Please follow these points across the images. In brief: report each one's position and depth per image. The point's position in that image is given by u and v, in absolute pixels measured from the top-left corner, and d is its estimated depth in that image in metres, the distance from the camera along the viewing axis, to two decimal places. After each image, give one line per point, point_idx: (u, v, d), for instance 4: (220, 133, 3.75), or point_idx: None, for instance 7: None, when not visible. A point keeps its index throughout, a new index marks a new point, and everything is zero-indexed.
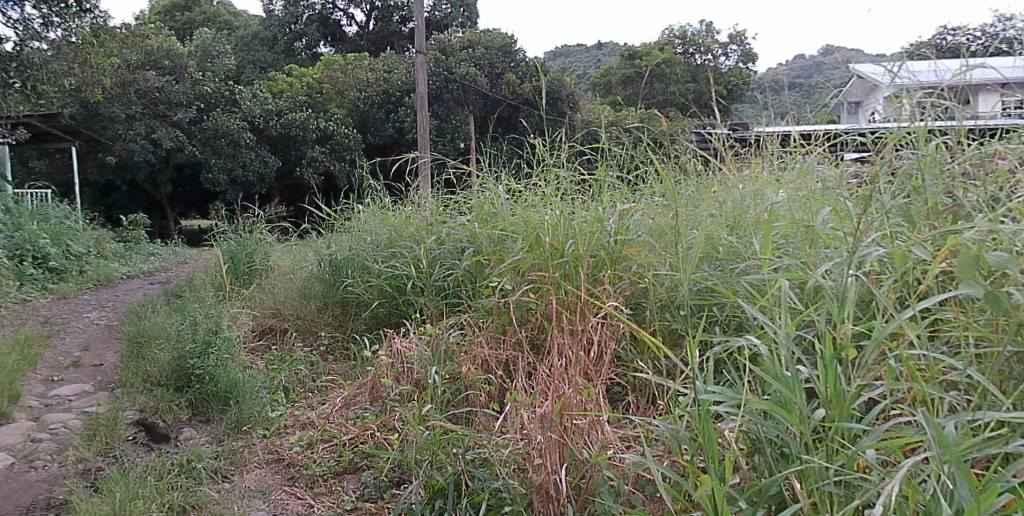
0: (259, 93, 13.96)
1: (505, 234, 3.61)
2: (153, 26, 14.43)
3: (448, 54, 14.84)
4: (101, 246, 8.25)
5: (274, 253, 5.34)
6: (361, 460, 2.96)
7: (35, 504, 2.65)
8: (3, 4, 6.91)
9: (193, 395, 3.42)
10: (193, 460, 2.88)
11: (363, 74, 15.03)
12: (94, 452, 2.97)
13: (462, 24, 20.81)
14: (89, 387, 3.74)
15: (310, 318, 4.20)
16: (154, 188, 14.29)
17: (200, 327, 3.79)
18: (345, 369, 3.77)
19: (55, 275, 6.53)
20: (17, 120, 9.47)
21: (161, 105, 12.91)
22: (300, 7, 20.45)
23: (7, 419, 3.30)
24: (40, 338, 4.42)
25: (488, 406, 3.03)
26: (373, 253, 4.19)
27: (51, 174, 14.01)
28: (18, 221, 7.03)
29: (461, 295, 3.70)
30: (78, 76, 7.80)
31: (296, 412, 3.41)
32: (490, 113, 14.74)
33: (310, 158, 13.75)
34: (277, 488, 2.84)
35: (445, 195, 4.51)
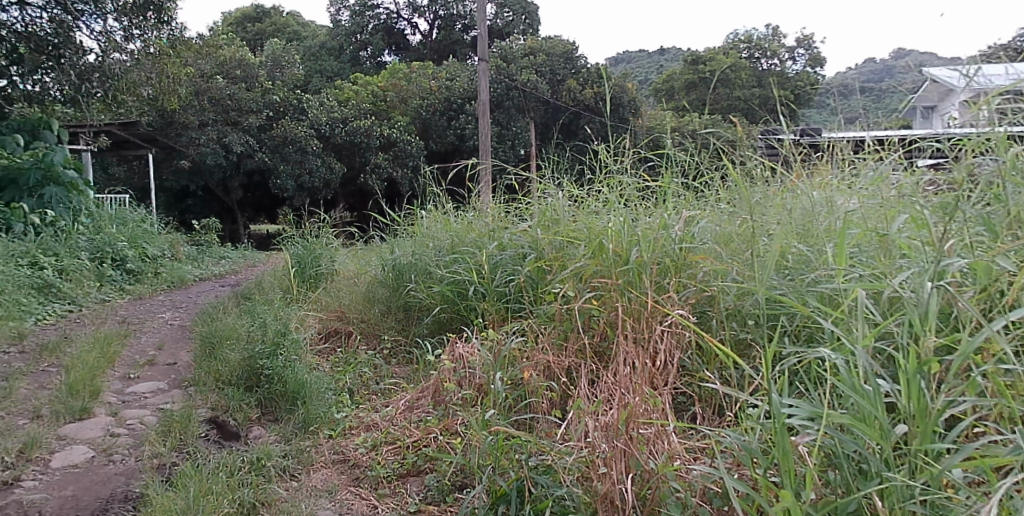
0: (326, 101, 14.28)
1: (568, 240, 3.59)
2: (226, 37, 15.00)
3: (510, 61, 14.99)
4: (175, 249, 8.55)
5: (339, 257, 5.43)
6: (425, 463, 2.98)
7: (113, 497, 2.76)
8: (87, 17, 7.26)
9: (262, 395, 3.51)
10: (262, 459, 2.96)
11: (426, 82, 15.26)
12: (169, 448, 3.08)
13: (524, 31, 20.94)
14: (164, 385, 3.87)
15: (374, 322, 4.27)
16: (224, 194, 14.77)
17: (270, 329, 3.88)
18: (407, 373, 3.81)
19: (133, 277, 6.78)
20: (99, 128, 9.86)
21: (232, 112, 13.46)
22: (366, 17, 20.94)
23: (89, 414, 3.44)
24: (119, 336, 4.61)
25: (551, 413, 3.02)
26: (436, 258, 4.21)
27: (128, 179, 14.64)
28: (99, 224, 7.54)
29: (523, 301, 3.68)
30: (156, 86, 8.12)
31: (361, 414, 3.46)
32: (551, 120, 14.76)
33: (374, 165, 14.00)
34: (343, 488, 2.89)
35: (507, 201, 4.51)
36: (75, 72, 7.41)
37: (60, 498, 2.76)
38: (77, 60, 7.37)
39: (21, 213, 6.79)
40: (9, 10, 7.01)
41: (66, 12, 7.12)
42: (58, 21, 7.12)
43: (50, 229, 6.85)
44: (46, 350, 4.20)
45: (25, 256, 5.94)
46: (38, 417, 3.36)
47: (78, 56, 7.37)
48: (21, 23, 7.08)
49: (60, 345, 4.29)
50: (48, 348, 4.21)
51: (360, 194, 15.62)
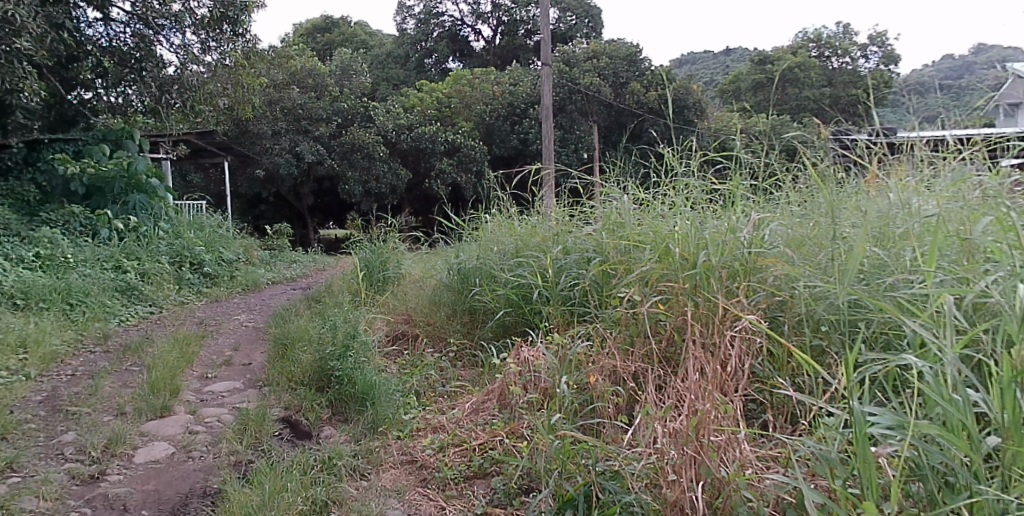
0: (392, 108, 14.53)
1: (633, 244, 3.55)
2: (297, 48, 15.51)
3: (573, 65, 14.97)
4: (250, 254, 8.84)
5: (406, 261, 5.50)
6: (491, 465, 3.00)
7: (193, 492, 2.87)
8: (166, 31, 7.63)
9: (332, 395, 3.59)
10: (334, 458, 3.02)
11: (489, 88, 15.39)
12: (245, 445, 3.19)
13: (587, 35, 20.89)
14: (240, 384, 4.01)
15: (440, 325, 4.31)
16: (295, 200, 15.20)
17: (340, 331, 3.97)
18: (473, 376, 3.84)
19: (210, 280, 7.03)
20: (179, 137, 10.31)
21: (304, 121, 13.93)
22: (431, 25, 21.29)
23: (169, 412, 3.58)
24: (198, 337, 4.78)
25: (617, 418, 3.00)
26: (500, 262, 4.23)
27: (206, 187, 15.24)
28: (178, 231, 7.76)
29: (588, 305, 3.65)
30: (231, 96, 8.41)
31: (428, 416, 3.49)
32: (615, 123, 14.68)
33: (438, 171, 14.19)
34: (411, 489, 2.93)
35: (571, 204, 4.49)
36: (156, 84, 7.78)
37: (143, 492, 2.88)
38: (158, 73, 7.74)
39: (106, 219, 7.17)
40: (95, 26, 7.48)
41: (147, 27, 7.53)
42: (139, 35, 7.53)
43: (133, 234, 7.20)
44: (130, 350, 4.39)
45: (110, 260, 6.23)
46: (122, 414, 3.52)
47: (158, 68, 7.73)
48: (106, 38, 7.55)
49: (144, 346, 4.48)
50: (132, 349, 4.40)
51: (425, 199, 15.84)
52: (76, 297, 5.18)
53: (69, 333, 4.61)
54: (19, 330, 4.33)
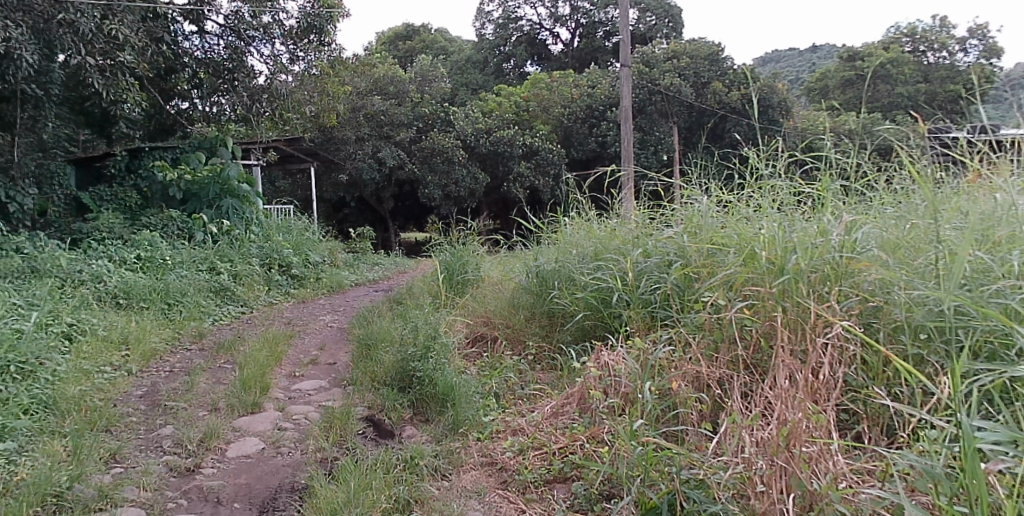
0: (472, 113, 14.70)
1: (717, 247, 3.47)
2: (380, 56, 15.94)
3: (652, 66, 14.75)
4: (335, 256, 9.09)
5: (485, 264, 5.54)
6: (572, 470, 2.98)
7: (282, 487, 2.97)
8: (257, 42, 7.95)
9: (414, 396, 3.65)
10: (416, 457, 3.07)
11: (567, 90, 15.24)
12: (331, 442, 3.28)
13: (667, 35, 20.54)
14: (325, 383, 4.12)
15: (519, 328, 4.31)
16: (377, 204, 15.57)
17: (421, 332, 4.03)
18: (552, 379, 3.83)
19: (297, 282, 7.26)
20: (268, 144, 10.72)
21: (386, 127, 14.31)
22: (509, 30, 21.45)
23: (259, 409, 3.71)
24: (286, 337, 4.95)
25: (701, 425, 2.95)
26: (580, 265, 4.18)
27: (293, 191, 15.79)
28: (267, 233, 8.04)
29: (670, 309, 3.57)
30: (316, 104, 8.67)
31: (507, 418, 3.49)
32: (696, 124, 14.39)
33: (517, 174, 14.24)
34: (491, 491, 2.94)
35: (651, 207, 4.41)
36: (247, 93, 8.06)
37: (236, 486, 3.00)
38: (249, 82, 8.03)
39: (201, 223, 7.53)
40: (191, 39, 7.84)
41: (239, 38, 7.84)
42: (232, 47, 7.86)
43: (226, 237, 7.52)
44: (223, 348, 4.58)
45: (204, 261, 6.53)
46: (216, 409, 3.67)
47: (250, 78, 8.03)
48: (201, 50, 7.91)
49: (235, 344, 4.67)
50: (225, 347, 4.60)
51: (503, 203, 15.91)
52: (173, 297, 5.44)
53: (167, 331, 4.85)
54: (123, 328, 4.58)
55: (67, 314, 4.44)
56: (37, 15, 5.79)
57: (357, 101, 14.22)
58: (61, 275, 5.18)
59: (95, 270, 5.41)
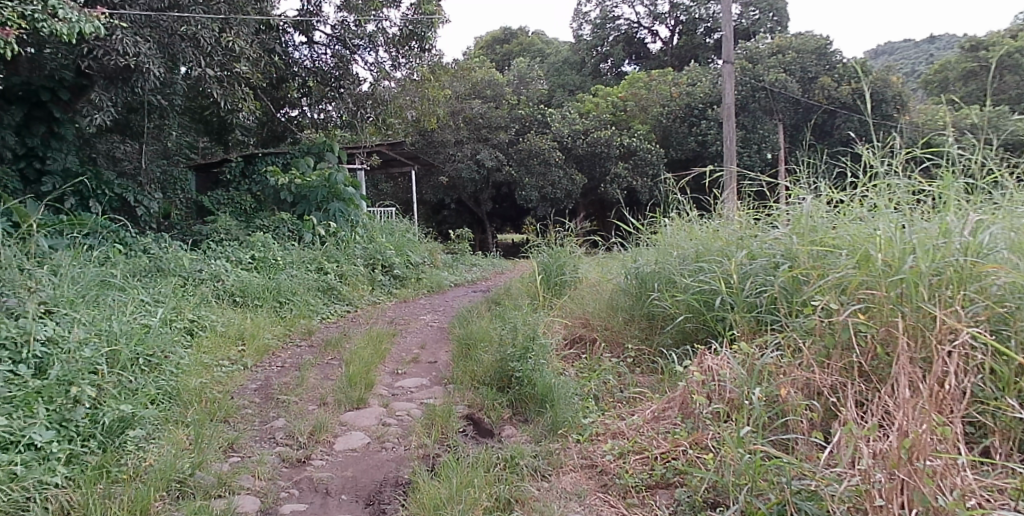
0: (569, 114, 14.71)
1: (828, 249, 3.31)
2: (479, 60, 16.25)
3: (756, 62, 14.28)
4: (434, 257, 9.28)
5: (583, 265, 5.51)
6: (674, 476, 2.91)
7: (387, 482, 3.06)
8: (362, 50, 8.21)
9: (513, 395, 3.68)
10: (516, 457, 3.08)
11: (666, 89, 14.95)
12: (433, 439, 3.35)
13: (771, 29, 19.79)
14: (427, 381, 4.21)
15: (618, 329, 4.26)
16: (475, 205, 15.81)
17: (520, 332, 4.03)
18: (652, 382, 3.77)
19: (399, 282, 7.45)
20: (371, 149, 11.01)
21: (483, 129, 14.63)
22: (607, 29, 21.25)
23: (365, 404, 3.83)
24: (389, 335, 5.09)
25: (812, 434, 2.84)
26: (680, 267, 4.07)
27: (395, 194, 16.25)
28: (371, 235, 8.30)
29: (777, 314, 3.43)
30: (417, 109, 8.88)
31: (607, 421, 3.44)
32: (802, 121, 13.83)
33: (614, 175, 14.10)
34: (591, 493, 2.92)
35: (756, 207, 4.26)
36: (352, 100, 8.50)
37: (343, 478, 3.11)
38: (353, 89, 8.44)
39: (310, 225, 7.86)
40: (300, 49, 8.19)
41: (345, 47, 8.14)
42: (338, 56, 8.19)
43: (332, 239, 7.81)
44: (330, 345, 4.77)
45: (312, 262, 6.81)
46: (325, 404, 3.82)
47: (355, 85, 8.41)
48: (309, 59, 8.28)
49: (342, 341, 4.84)
50: (332, 344, 4.78)
51: (600, 204, 15.79)
52: (285, 295, 5.71)
53: (278, 328, 5.09)
54: (239, 325, 4.84)
55: (189, 311, 4.73)
56: (163, 30, 6.20)
57: (456, 105, 14.55)
58: (183, 274, 5.52)
59: (214, 269, 5.74)
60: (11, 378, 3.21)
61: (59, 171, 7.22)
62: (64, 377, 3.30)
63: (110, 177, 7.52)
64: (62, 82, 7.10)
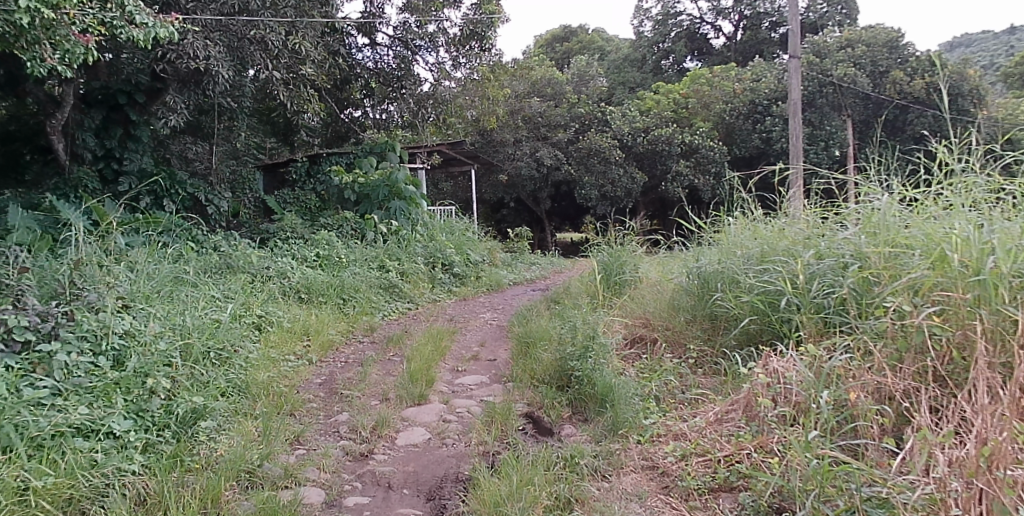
0: (629, 112, 14.57)
1: (901, 249, 3.19)
2: (539, 59, 16.31)
3: (824, 57, 13.86)
4: (494, 256, 9.32)
5: (644, 264, 5.47)
6: (738, 479, 2.85)
7: (447, 477, 3.10)
8: (423, 50, 8.32)
9: (573, 395, 3.67)
10: (576, 456, 3.07)
11: (729, 85, 14.60)
12: (493, 437, 3.37)
13: (840, 22, 19.18)
14: (487, 379, 4.24)
15: (679, 330, 4.20)
16: (535, 204, 15.82)
17: (580, 332, 4.02)
18: (715, 384, 3.70)
19: (458, 280, 7.51)
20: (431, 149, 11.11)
21: (543, 128, 14.71)
22: (669, 26, 20.97)
23: (426, 400, 3.88)
24: (449, 332, 5.15)
25: (883, 440, 2.76)
26: (744, 267, 3.98)
27: (455, 192, 16.41)
28: (432, 233, 8.39)
29: (846, 315, 3.32)
30: (477, 107, 8.95)
31: (669, 422, 3.40)
32: (872, 117, 13.37)
33: (675, 173, 13.92)
34: (652, 495, 2.88)
35: (824, 206, 4.13)
36: (414, 100, 8.61)
37: (405, 472, 3.16)
38: (415, 89, 8.56)
39: (372, 223, 8.00)
40: (363, 50, 8.35)
41: (407, 48, 8.27)
42: (400, 56, 8.29)
43: (394, 237, 7.93)
44: (392, 342, 4.85)
45: (375, 260, 6.94)
46: (387, 400, 3.88)
47: (416, 85, 8.54)
48: (372, 60, 8.42)
49: (404, 338, 4.92)
50: (394, 341, 4.86)
51: (660, 203, 15.60)
52: (348, 292, 5.82)
53: (342, 324, 5.20)
54: (304, 320, 4.96)
55: (257, 307, 4.88)
56: (232, 34, 6.38)
57: (515, 105, 14.64)
58: (252, 271, 5.70)
59: (280, 267, 5.90)
60: (92, 370, 3.36)
61: (134, 172, 7.57)
62: (141, 369, 3.45)
63: (182, 177, 7.81)
64: (138, 86, 7.39)
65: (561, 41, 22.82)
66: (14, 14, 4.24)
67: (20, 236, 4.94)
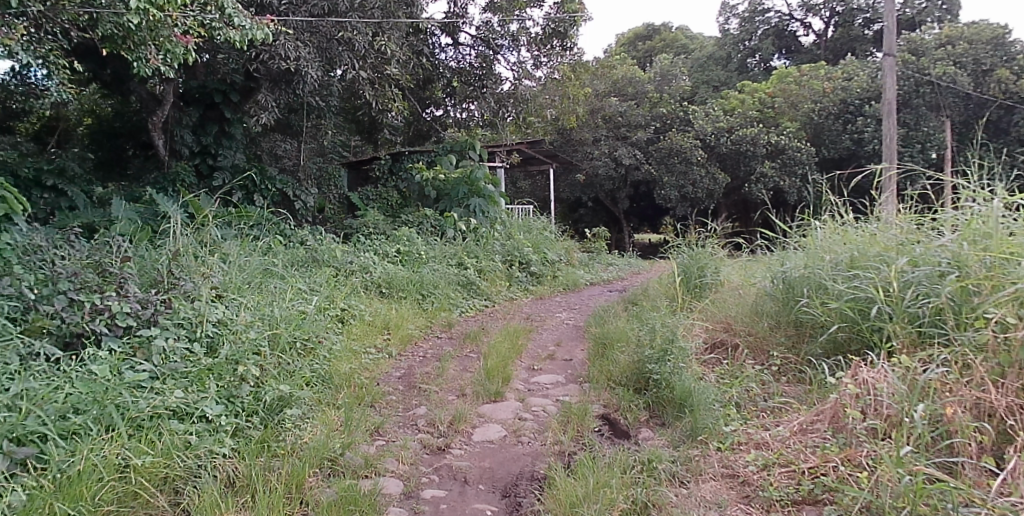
0: (712, 111, 14.30)
1: (1006, 257, 3.10)
2: (621, 58, 16.23)
3: (921, 54, 13.21)
4: (571, 255, 9.30)
5: (725, 268, 5.34)
6: (824, 492, 2.75)
7: (522, 475, 3.11)
8: (504, 50, 8.35)
9: (651, 398, 3.63)
10: (653, 461, 3.04)
11: (818, 83, 14.06)
12: (569, 437, 3.37)
13: (939, 18, 18.28)
14: (563, 379, 4.23)
15: (762, 336, 4.08)
16: (613, 204, 15.72)
17: (659, 334, 3.97)
18: (799, 393, 3.59)
19: (535, 279, 7.52)
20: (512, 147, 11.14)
21: (623, 127, 14.64)
22: (756, 23, 20.49)
23: (502, 397, 3.92)
24: (525, 331, 5.17)
25: (982, 459, 2.63)
26: (833, 272, 3.83)
27: (533, 191, 16.48)
28: (510, 231, 8.45)
29: (943, 327, 3.18)
30: (557, 107, 8.97)
31: (750, 430, 3.30)
32: (974, 117, 12.70)
33: (760, 174, 13.52)
34: (732, 504, 2.81)
35: (920, 212, 3.93)
36: (494, 99, 8.66)
37: (481, 468, 3.19)
38: (495, 89, 8.63)
39: (452, 221, 8.11)
40: (446, 50, 8.47)
41: (489, 48, 8.34)
42: (482, 55, 8.40)
43: (473, 235, 8.04)
44: (469, 338, 4.92)
45: (453, 256, 7.04)
46: (463, 395, 3.94)
47: (497, 84, 8.61)
48: (454, 60, 8.54)
49: (481, 335, 4.98)
50: (471, 337, 4.93)
51: (743, 204, 15.19)
52: (427, 288, 5.92)
53: (421, 319, 5.29)
54: (385, 315, 5.08)
55: (341, 300, 5.03)
56: (322, 36, 6.59)
57: (596, 104, 14.64)
58: (336, 265, 5.87)
59: (363, 261, 6.06)
60: (187, 356, 3.53)
61: (228, 167, 7.93)
62: (232, 356, 3.61)
63: (272, 173, 8.12)
64: (233, 85, 7.70)
65: (643, 40, 22.64)
66: (125, 16, 4.58)
67: (124, 226, 5.25)
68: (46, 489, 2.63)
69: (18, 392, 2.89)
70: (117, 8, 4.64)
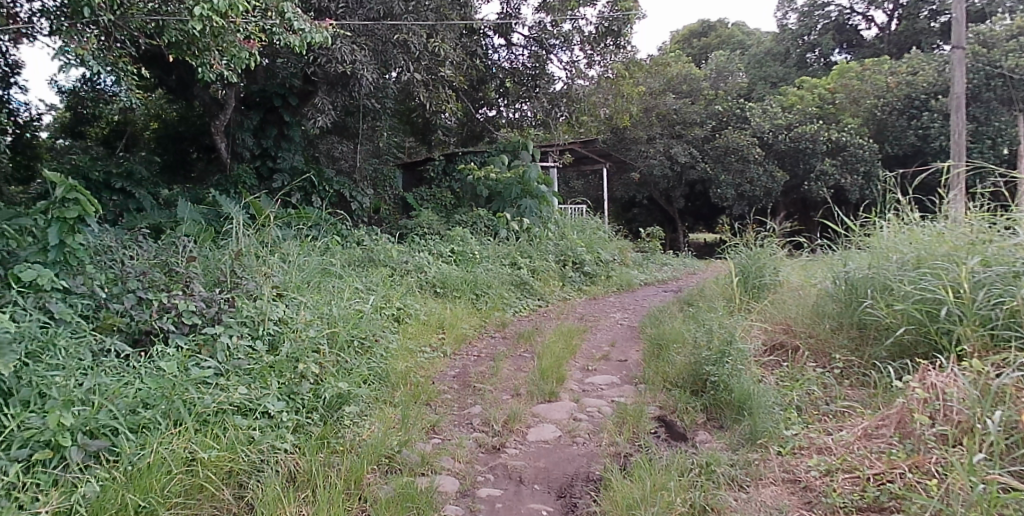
0: (771, 108, 13.99)
1: None
2: (676, 55, 16.05)
3: (991, 46, 12.54)
4: (624, 255, 9.22)
5: (784, 268, 5.20)
6: (890, 499, 2.66)
7: (578, 476, 3.11)
8: (557, 49, 8.30)
9: (708, 400, 3.58)
10: (711, 464, 2.99)
11: (881, 78, 13.61)
12: (624, 438, 3.35)
13: (1012, 9, 17.34)
14: (617, 379, 4.20)
15: (824, 338, 3.98)
16: (668, 203, 15.60)
17: (716, 336, 3.91)
18: (863, 396, 3.49)
19: (589, 279, 7.49)
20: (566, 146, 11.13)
21: (678, 125, 14.51)
22: (815, 17, 19.95)
23: (556, 397, 3.91)
24: (579, 331, 5.16)
25: None
26: (899, 272, 3.70)
27: (585, 190, 16.45)
28: (563, 231, 8.44)
29: (1019, 329, 3.10)
30: (611, 107, 8.91)
31: (812, 434, 3.22)
32: None
33: (819, 172, 13.16)
34: (795, 509, 2.75)
35: (992, 209, 3.81)
36: (547, 99, 8.67)
37: (536, 468, 3.20)
38: (548, 88, 8.61)
39: (505, 221, 8.13)
40: (499, 51, 8.50)
41: (541, 48, 8.31)
42: (535, 55, 8.36)
43: (526, 235, 8.04)
44: (522, 338, 4.92)
45: (507, 256, 7.07)
46: (518, 395, 3.95)
47: (549, 84, 8.57)
48: (507, 60, 8.56)
49: (535, 335, 4.99)
50: (524, 337, 4.94)
51: (803, 203, 14.85)
52: (480, 288, 5.96)
53: (475, 319, 5.32)
54: (439, 314, 5.12)
55: (397, 299, 5.10)
56: (378, 39, 6.70)
57: (650, 102, 14.53)
58: (391, 264, 5.95)
59: (418, 261, 6.13)
60: (250, 353, 3.63)
61: (287, 169, 8.14)
62: (293, 354, 3.69)
63: (329, 175, 8.29)
64: (291, 89, 7.88)
65: (699, 37, 22.34)
66: (191, 23, 4.72)
67: (189, 227, 5.44)
68: (118, 480, 2.74)
69: (92, 387, 3.01)
70: (183, 15, 4.83)
